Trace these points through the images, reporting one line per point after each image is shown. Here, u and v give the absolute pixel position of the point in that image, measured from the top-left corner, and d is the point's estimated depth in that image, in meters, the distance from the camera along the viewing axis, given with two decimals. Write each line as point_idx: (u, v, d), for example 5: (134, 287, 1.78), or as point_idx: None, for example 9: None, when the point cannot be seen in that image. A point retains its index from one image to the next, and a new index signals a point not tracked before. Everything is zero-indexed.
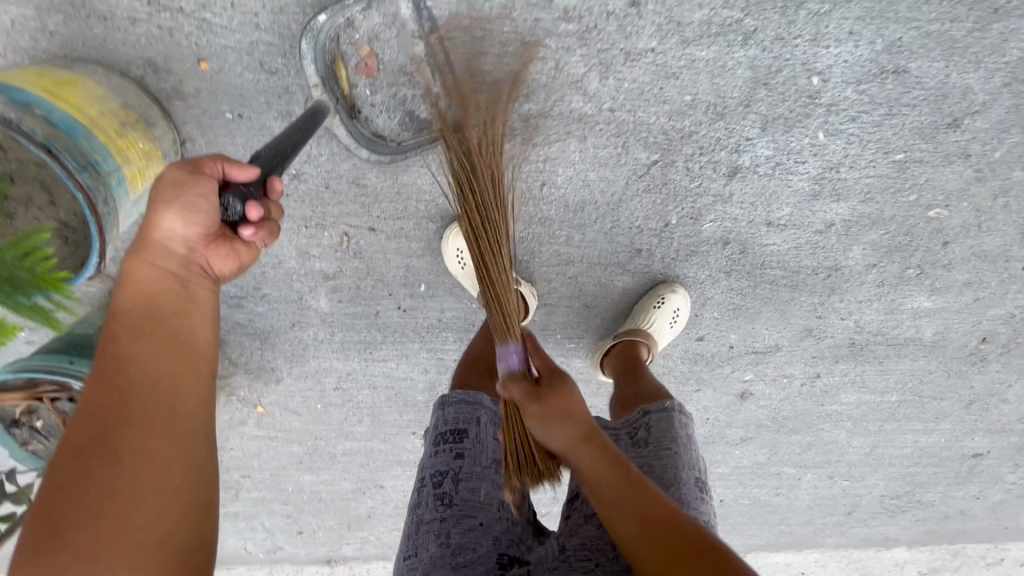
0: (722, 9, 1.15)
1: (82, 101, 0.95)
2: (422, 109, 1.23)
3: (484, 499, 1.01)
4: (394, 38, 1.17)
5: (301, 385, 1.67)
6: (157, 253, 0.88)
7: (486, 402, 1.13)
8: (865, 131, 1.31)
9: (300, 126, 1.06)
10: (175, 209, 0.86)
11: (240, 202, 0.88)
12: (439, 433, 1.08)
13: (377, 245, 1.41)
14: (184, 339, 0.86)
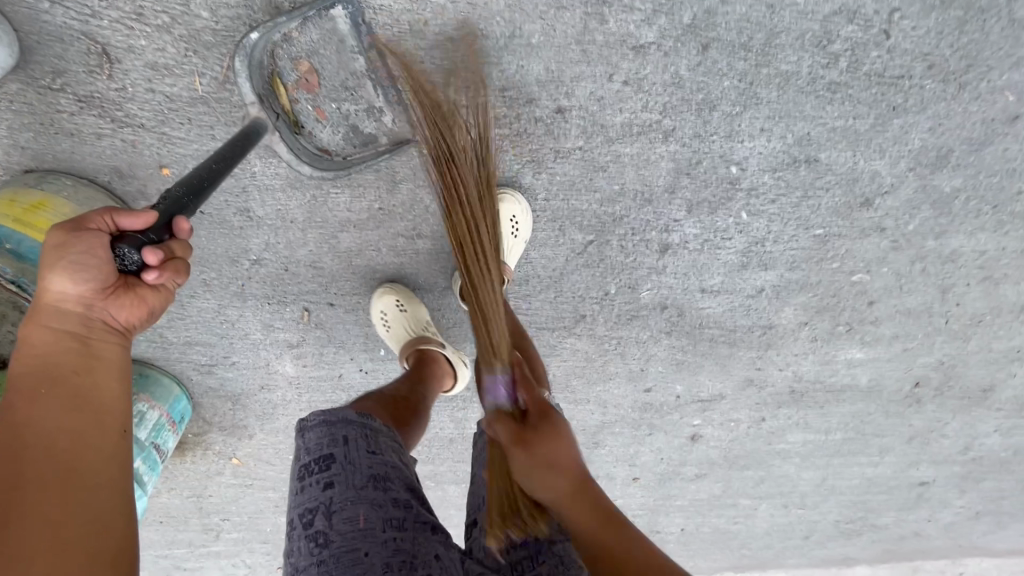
0: (642, 112, 1.24)
1: (51, 224, 1.05)
2: (367, 123, 1.23)
3: (364, 524, 0.95)
4: (332, 54, 1.15)
5: (273, 439, 1.77)
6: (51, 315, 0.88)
7: (349, 412, 1.08)
8: (785, 210, 1.41)
9: (226, 159, 1.02)
10: (62, 272, 0.85)
11: (131, 252, 0.83)
12: (305, 468, 1.03)
13: (337, 318, 1.51)
14: (87, 396, 0.89)
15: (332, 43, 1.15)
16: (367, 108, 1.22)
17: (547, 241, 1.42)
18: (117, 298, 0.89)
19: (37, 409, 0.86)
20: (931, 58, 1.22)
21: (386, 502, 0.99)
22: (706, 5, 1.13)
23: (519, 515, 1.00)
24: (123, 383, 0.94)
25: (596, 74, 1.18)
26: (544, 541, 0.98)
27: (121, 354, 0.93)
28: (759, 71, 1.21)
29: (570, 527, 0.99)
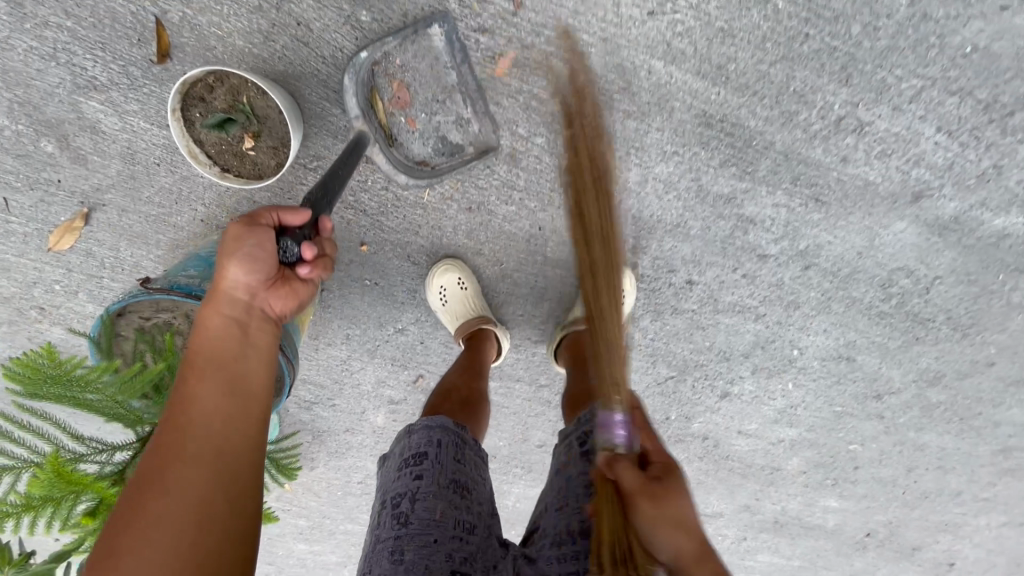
0: (747, 298, 1.58)
1: None
2: (455, 135, 1.30)
3: (440, 517, 0.96)
4: (426, 69, 1.22)
5: (330, 473, 1.89)
6: (222, 302, 0.89)
7: (448, 420, 1.11)
8: (820, 388, 1.79)
9: (346, 161, 1.08)
10: (238, 261, 0.88)
11: (296, 245, 0.89)
12: (403, 457, 1.05)
13: None
14: (243, 381, 0.87)
15: (425, 58, 1.21)
16: (456, 121, 1.28)
17: (639, 367, 1.70)
18: (275, 291, 0.92)
19: (201, 389, 0.84)
20: (952, 313, 1.64)
21: (463, 506, 1.00)
22: (818, 241, 1.49)
23: (571, 514, 0.98)
24: (267, 374, 0.91)
25: (725, 265, 1.51)
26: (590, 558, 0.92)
27: (268, 346, 0.93)
28: (836, 292, 1.58)
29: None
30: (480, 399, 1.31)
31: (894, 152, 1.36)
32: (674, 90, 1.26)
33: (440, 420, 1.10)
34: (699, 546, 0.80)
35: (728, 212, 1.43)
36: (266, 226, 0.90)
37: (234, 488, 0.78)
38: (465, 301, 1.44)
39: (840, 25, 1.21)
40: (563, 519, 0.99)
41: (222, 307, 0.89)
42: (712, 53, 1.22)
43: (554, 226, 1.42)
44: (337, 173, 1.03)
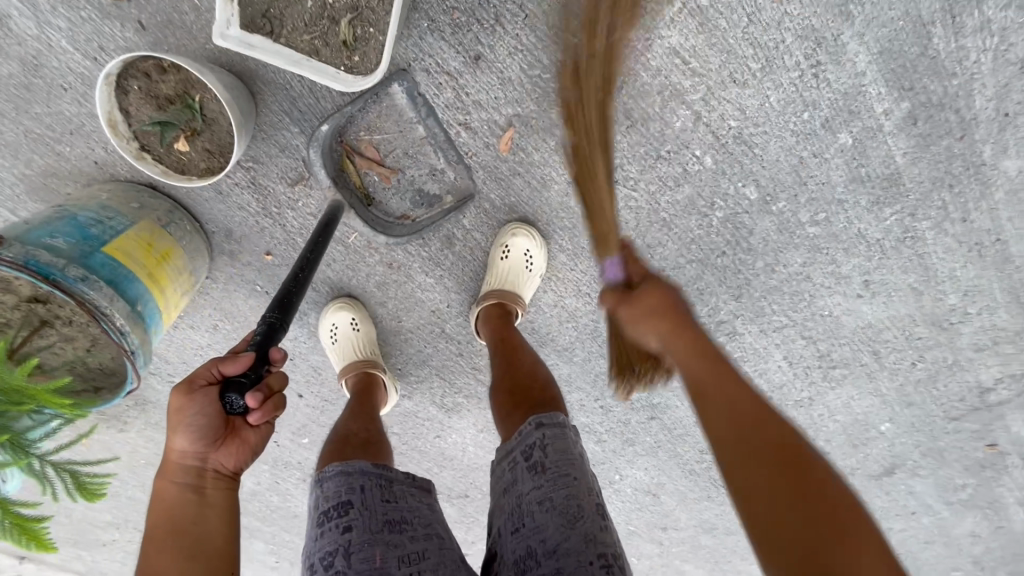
0: (595, 423, 1.78)
1: (167, 280, 1.13)
2: (431, 185, 1.30)
3: (381, 564, 0.91)
4: (393, 127, 1.24)
5: (139, 442, 1.76)
6: (175, 470, 0.93)
7: (369, 463, 1.03)
8: (623, 507, 2.05)
9: (303, 271, 1.07)
10: (182, 432, 0.90)
11: (240, 399, 0.88)
12: (322, 511, 0.98)
13: (295, 405, 1.65)
14: (200, 541, 0.90)
15: (390, 116, 1.22)
16: (431, 173, 1.29)
17: (486, 447, 1.81)
18: (224, 447, 0.94)
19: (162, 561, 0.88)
20: None
21: (404, 543, 0.95)
22: (668, 402, 1.72)
23: (536, 552, 0.93)
24: (230, 528, 0.94)
25: (590, 393, 1.69)
26: None
27: (228, 501, 0.95)
28: (665, 443, 1.84)
29: (593, 564, 0.89)
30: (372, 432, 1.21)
31: (747, 360, 1.63)
32: None
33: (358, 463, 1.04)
34: (769, 437, 0.72)
35: None
36: (205, 386, 0.89)
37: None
38: (354, 342, 1.42)
39: (750, 256, 1.42)
40: (524, 542, 0.95)
41: (173, 475, 0.93)
42: (648, 234, 1.36)
43: (460, 309, 1.48)
44: (293, 289, 1.03)
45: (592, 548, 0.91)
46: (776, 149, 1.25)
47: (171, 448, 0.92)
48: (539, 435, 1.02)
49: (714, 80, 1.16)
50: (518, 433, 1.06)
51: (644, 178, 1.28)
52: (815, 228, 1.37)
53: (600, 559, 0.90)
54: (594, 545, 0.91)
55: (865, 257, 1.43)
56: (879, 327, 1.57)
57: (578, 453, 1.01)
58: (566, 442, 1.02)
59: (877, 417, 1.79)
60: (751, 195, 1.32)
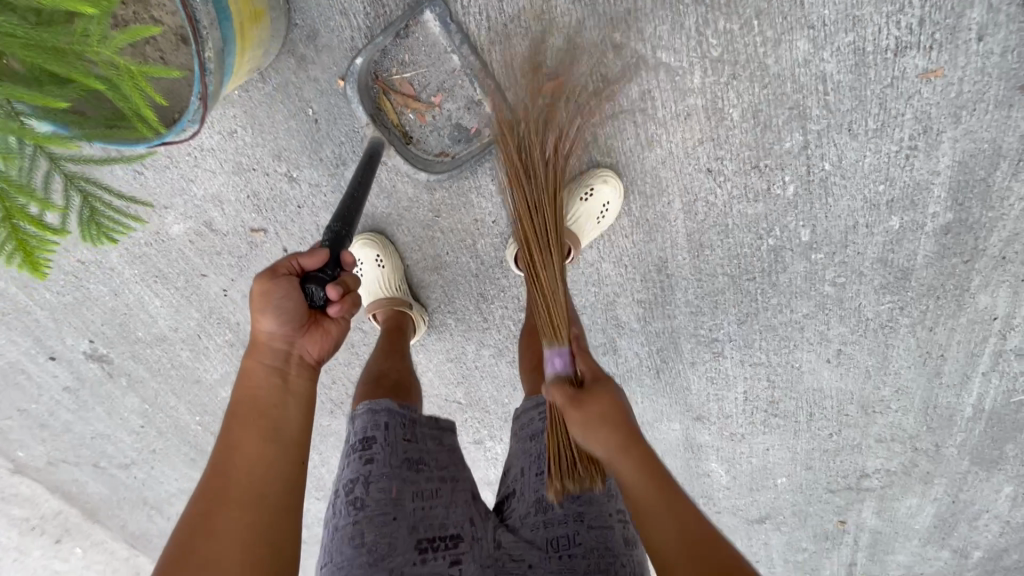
0: None
1: (251, 40, 0.94)
2: (468, 119, 1.27)
3: (398, 496, 1.03)
4: (425, 65, 1.22)
5: None
6: (262, 351, 0.94)
7: (393, 403, 1.16)
8: None
9: (359, 191, 1.10)
10: (271, 313, 0.93)
11: (321, 289, 0.95)
12: (351, 442, 1.11)
13: (273, 257, 1.46)
14: (280, 426, 0.91)
15: (424, 51, 1.21)
16: (468, 106, 1.26)
17: (444, 377, 1.74)
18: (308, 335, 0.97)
19: (245, 434, 0.88)
20: None
21: (420, 481, 1.08)
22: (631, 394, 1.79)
23: (558, 498, 1.05)
24: (308, 417, 0.94)
25: None
26: (579, 523, 1.03)
27: (309, 390, 0.97)
28: None
29: (614, 517, 1.05)
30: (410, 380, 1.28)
31: (715, 381, 1.75)
32: (667, 230, 1.41)
33: (383, 403, 1.16)
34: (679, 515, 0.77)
35: (610, 333, 1.61)
36: (292, 275, 0.94)
37: (279, 532, 0.82)
38: (388, 268, 1.41)
39: (771, 290, 1.53)
40: (544, 487, 1.07)
41: (261, 354, 0.94)
42: (705, 234, 1.42)
43: (502, 230, 1.41)
44: (354, 199, 1.07)
45: (612, 504, 1.06)
46: (844, 206, 1.37)
47: (260, 329, 0.94)
48: None
49: (836, 120, 1.24)
50: (550, 397, 1.14)
51: (733, 179, 1.33)
52: (829, 287, 1.53)
53: (616, 514, 1.06)
54: (615, 502, 1.07)
55: (850, 329, 1.61)
56: (825, 393, 1.77)
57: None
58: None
59: (779, 470, 2.02)
60: (802, 237, 1.42)
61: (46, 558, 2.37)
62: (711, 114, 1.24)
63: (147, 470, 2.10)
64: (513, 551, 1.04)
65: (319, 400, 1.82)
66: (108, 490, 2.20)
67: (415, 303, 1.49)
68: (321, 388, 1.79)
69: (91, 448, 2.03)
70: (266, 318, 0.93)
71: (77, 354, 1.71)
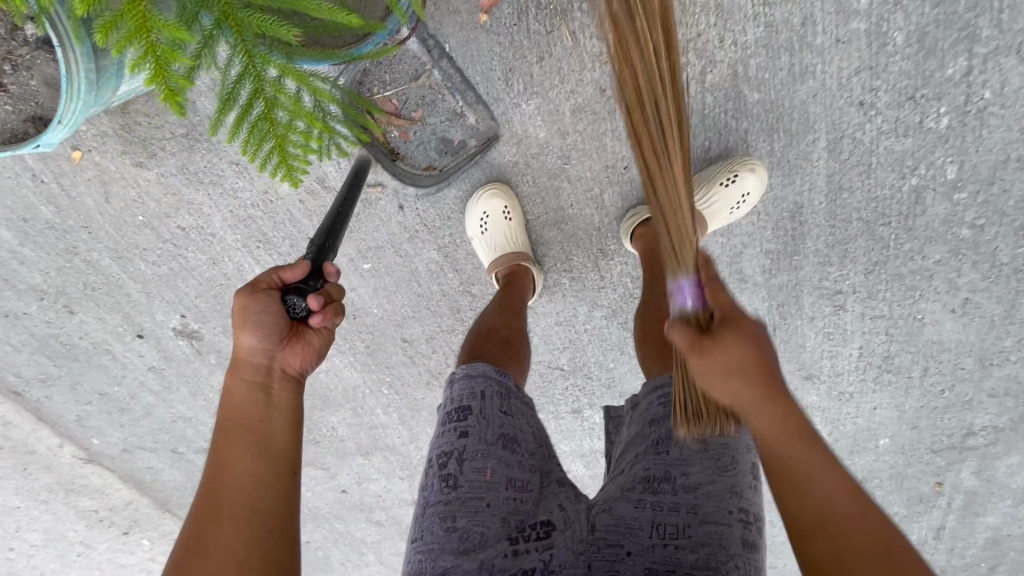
0: None
1: None
2: (454, 130, 1.29)
3: (491, 479, 0.87)
4: (401, 85, 1.25)
5: (152, 189, 1.34)
6: (241, 365, 0.83)
7: (489, 368, 1.00)
8: None
9: (343, 210, 1.02)
10: (249, 327, 0.81)
11: (302, 300, 0.82)
12: (445, 412, 0.96)
13: (387, 214, 1.38)
14: (267, 442, 0.80)
15: (399, 71, 1.25)
16: (451, 117, 1.28)
17: (551, 346, 1.64)
18: (292, 344, 0.84)
19: (229, 456, 0.78)
20: None
21: (514, 463, 0.91)
22: None
23: (673, 480, 0.87)
24: (296, 431, 0.83)
25: None
26: (691, 516, 0.84)
27: (295, 403, 0.84)
28: None
29: (733, 514, 0.84)
30: (520, 342, 1.21)
31: (831, 336, 1.68)
32: (807, 170, 1.34)
33: (483, 368, 1.00)
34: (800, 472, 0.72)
35: (732, 288, 1.55)
36: (272, 289, 0.82)
37: (276, 546, 0.73)
38: (507, 229, 1.33)
39: (906, 235, 1.46)
40: (661, 468, 0.88)
41: (238, 371, 0.82)
42: (847, 174, 1.35)
43: (635, 176, 1.33)
44: (340, 216, 1.00)
45: (734, 499, 0.85)
46: (998, 139, 1.30)
47: (235, 345, 0.82)
48: (699, 385, 0.93)
49: (1004, 41, 1.18)
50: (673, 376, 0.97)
51: (885, 113, 1.27)
52: (967, 231, 1.45)
53: (738, 513, 0.85)
54: (737, 498, 0.86)
55: (982, 276, 1.54)
56: (944, 346, 1.71)
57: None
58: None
59: (883, 431, 1.96)
60: (949, 174, 1.35)
61: (111, 555, 2.24)
62: (871, 38, 1.19)
63: None
64: (608, 535, 0.86)
65: (415, 374, 1.72)
66: (179, 481, 2.08)
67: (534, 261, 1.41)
68: (420, 362, 1.69)
69: (169, 434, 1.92)
70: (244, 331, 0.81)
71: (167, 331, 1.61)
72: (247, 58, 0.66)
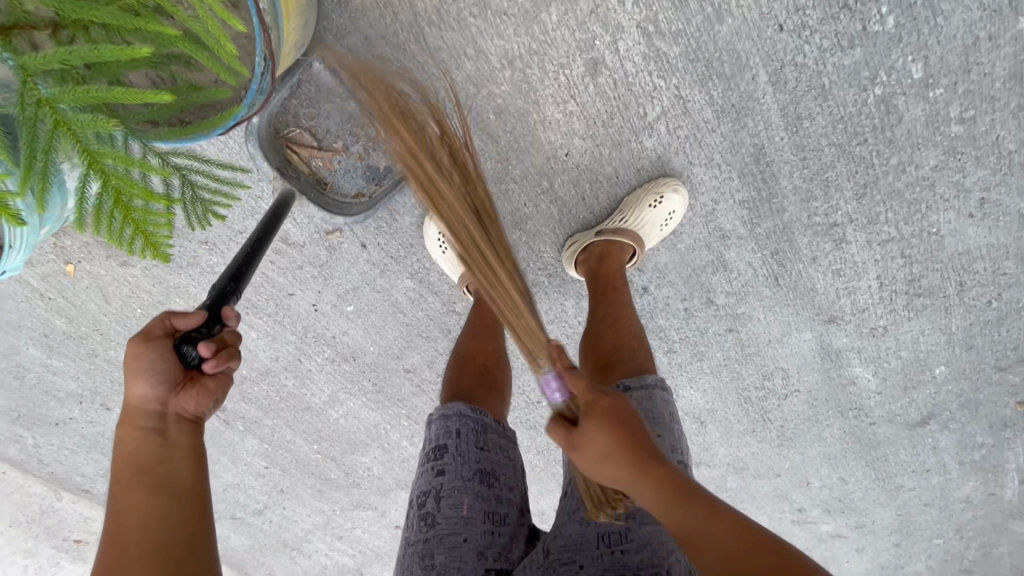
0: (668, 333, 1.66)
1: (294, 8, 0.91)
2: (379, 155, 1.30)
3: (468, 514, 0.91)
4: (318, 119, 1.26)
5: (143, 283, 1.45)
6: (134, 414, 0.84)
7: (465, 406, 1.01)
8: None
9: (256, 246, 1.02)
10: (141, 376, 0.83)
11: (193, 349, 0.84)
12: (424, 451, 0.99)
13: (354, 256, 1.43)
14: (169, 480, 0.82)
15: (315, 108, 1.25)
16: (376, 144, 1.29)
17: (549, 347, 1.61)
18: (185, 390, 0.86)
19: (133, 501, 0.80)
20: (785, 423, 1.94)
21: (491, 497, 0.94)
22: (751, 312, 1.63)
23: None
24: (199, 469, 0.86)
25: (678, 291, 1.57)
26: (631, 520, 0.90)
27: (195, 443, 0.87)
28: (733, 362, 1.75)
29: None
30: (496, 363, 1.20)
31: (842, 274, 1.57)
32: (757, 110, 1.27)
33: (457, 405, 1.01)
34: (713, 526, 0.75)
35: (716, 247, 1.48)
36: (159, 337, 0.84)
37: None
38: None
39: (888, 149, 1.35)
40: None
41: (133, 421, 0.84)
42: (801, 103, 1.27)
43: (578, 160, 1.31)
44: (250, 255, 1.00)
45: None
46: (959, 22, 1.19)
47: (130, 396, 0.84)
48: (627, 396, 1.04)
49: None
50: None
51: (821, 30, 1.19)
52: (958, 127, 1.33)
53: None
54: None
55: (992, 170, 1.40)
56: (975, 255, 1.55)
57: (666, 412, 1.02)
58: (652, 404, 1.04)
59: (935, 359, 1.80)
60: (915, 73, 1.25)
61: None
62: None
63: (279, 514, 2.08)
64: (564, 552, 0.90)
65: (427, 401, 1.74)
66: (247, 544, 2.18)
67: None
68: (428, 389, 1.71)
69: (225, 501, 2.04)
70: (134, 382, 0.84)
71: None
72: (90, 158, 0.64)
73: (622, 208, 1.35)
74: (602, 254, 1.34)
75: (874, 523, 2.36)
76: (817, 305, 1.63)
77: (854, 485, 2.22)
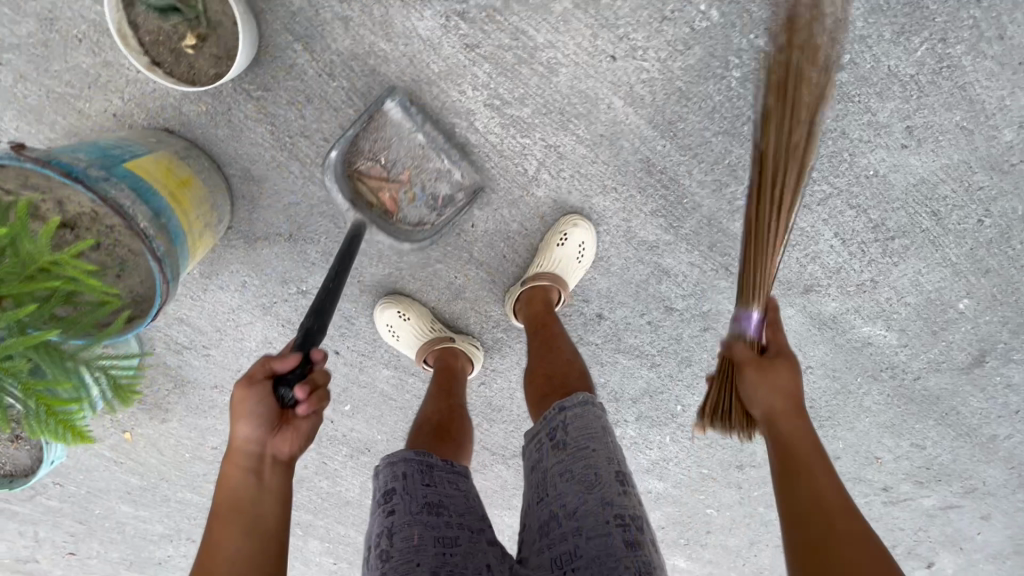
0: (644, 349, 1.67)
1: (190, 204, 1.12)
2: (443, 188, 1.37)
3: (419, 542, 0.99)
4: (257, 273, 1.45)
5: (183, 432, 1.73)
6: (238, 449, 0.88)
7: (408, 452, 1.11)
8: (695, 443, 1.86)
9: (333, 290, 1.06)
10: (246, 417, 0.87)
11: (290, 391, 0.87)
12: (373, 497, 1.08)
13: (333, 362, 1.63)
14: (259, 522, 0.86)
15: (249, 261, 1.43)
16: (438, 175, 1.35)
17: None
18: (281, 431, 0.88)
19: (228, 536, 0.84)
20: (814, 403, 1.84)
21: (440, 524, 1.02)
22: (720, 307, 1.60)
23: (559, 515, 1.00)
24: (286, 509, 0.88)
25: (634, 308, 1.59)
26: (577, 537, 0.96)
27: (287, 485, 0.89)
28: None
29: (609, 521, 0.95)
30: (455, 421, 1.32)
31: (795, 244, 1.53)
32: (626, 130, 1.34)
33: (401, 451, 1.11)
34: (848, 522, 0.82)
35: (649, 258, 1.51)
36: (262, 380, 0.88)
37: None
38: (412, 329, 1.49)
39: None
40: (549, 508, 1.02)
41: (235, 458, 0.88)
42: (666, 109, 1.32)
43: (485, 227, 1.44)
44: (330, 294, 1.06)
45: (608, 508, 0.97)
46: None
47: (235, 435, 0.88)
48: (561, 418, 1.08)
49: None
50: (544, 417, 1.12)
51: (652, 46, 1.25)
52: (839, 74, 1.31)
53: (618, 518, 0.96)
54: (611, 507, 0.97)
55: (902, 99, 1.34)
56: (933, 181, 1.45)
57: (600, 426, 1.06)
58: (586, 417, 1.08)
59: (953, 295, 1.63)
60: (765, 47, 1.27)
61: None
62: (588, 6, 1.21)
63: None
64: None
65: None
66: None
67: (455, 335, 1.55)
68: None
69: None
70: (240, 419, 0.87)
71: None
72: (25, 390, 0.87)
73: (538, 254, 1.45)
74: (528, 299, 1.44)
75: (987, 484, 2.07)
76: (782, 280, 1.60)
77: (937, 450, 1.98)
